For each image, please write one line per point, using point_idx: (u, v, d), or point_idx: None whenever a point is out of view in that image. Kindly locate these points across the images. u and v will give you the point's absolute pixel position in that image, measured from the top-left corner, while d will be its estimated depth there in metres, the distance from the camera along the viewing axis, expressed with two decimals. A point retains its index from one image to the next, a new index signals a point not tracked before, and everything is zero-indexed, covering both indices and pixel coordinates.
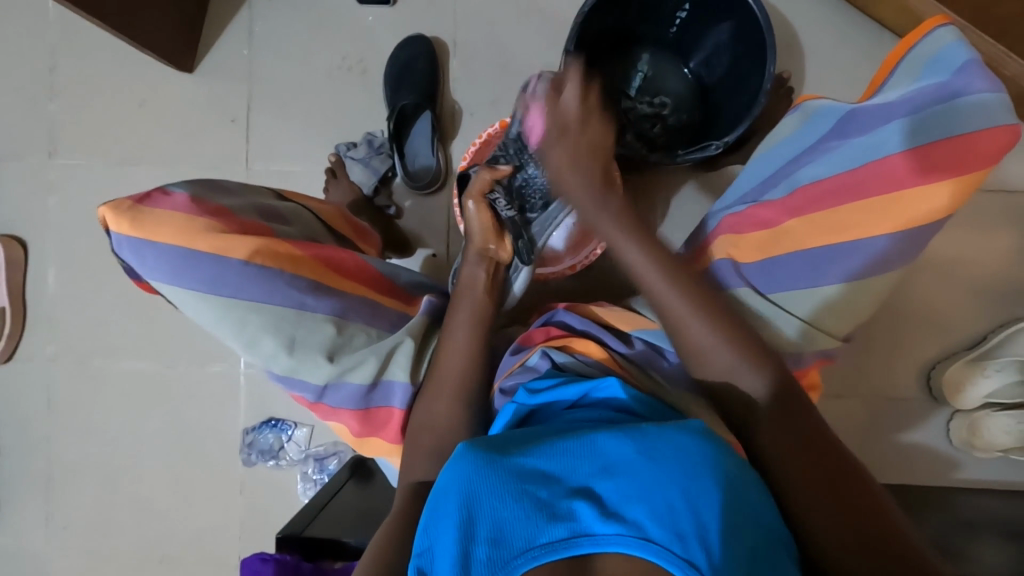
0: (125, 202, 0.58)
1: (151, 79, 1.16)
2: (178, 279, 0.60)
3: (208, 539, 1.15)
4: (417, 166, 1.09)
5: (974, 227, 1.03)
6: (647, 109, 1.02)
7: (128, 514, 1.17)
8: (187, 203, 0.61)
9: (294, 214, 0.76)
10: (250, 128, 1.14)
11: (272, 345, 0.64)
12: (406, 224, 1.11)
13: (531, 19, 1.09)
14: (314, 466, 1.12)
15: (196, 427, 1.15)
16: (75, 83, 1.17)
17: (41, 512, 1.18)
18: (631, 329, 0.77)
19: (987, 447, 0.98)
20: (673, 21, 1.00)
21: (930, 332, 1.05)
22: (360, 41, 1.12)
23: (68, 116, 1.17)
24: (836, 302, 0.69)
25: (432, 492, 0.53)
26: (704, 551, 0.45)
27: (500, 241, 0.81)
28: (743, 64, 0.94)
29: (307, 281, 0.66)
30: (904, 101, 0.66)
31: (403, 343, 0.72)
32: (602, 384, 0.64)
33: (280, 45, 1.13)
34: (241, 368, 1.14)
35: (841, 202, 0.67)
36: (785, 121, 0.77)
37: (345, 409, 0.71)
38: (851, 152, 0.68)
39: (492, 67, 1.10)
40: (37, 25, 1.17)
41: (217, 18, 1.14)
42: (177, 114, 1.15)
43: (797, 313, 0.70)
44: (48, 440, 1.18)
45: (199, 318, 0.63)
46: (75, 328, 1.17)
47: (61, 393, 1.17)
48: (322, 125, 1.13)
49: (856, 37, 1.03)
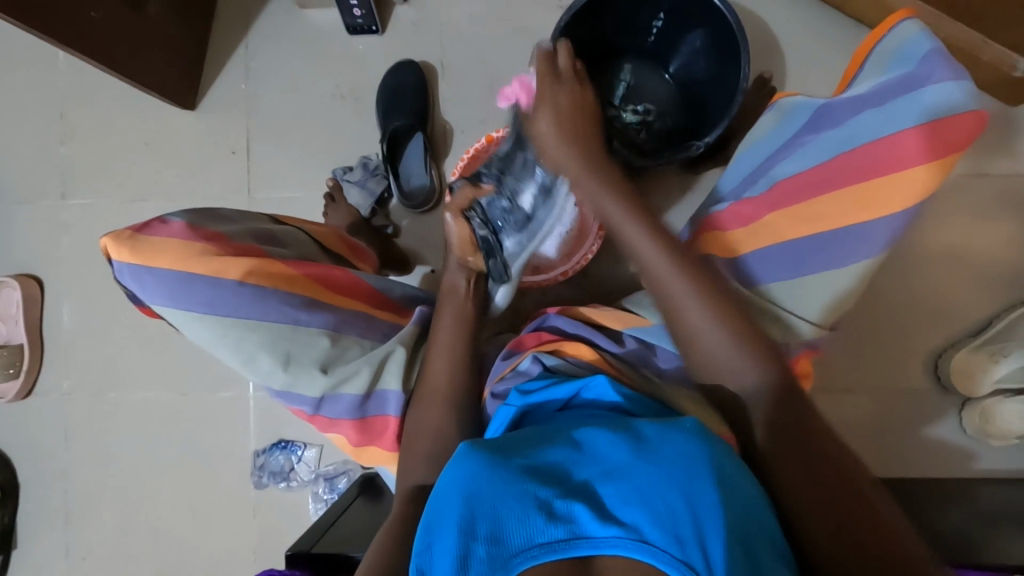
0: (124, 232, 0.61)
1: (156, 118, 1.21)
2: (177, 301, 0.62)
3: (223, 563, 1.16)
4: (411, 186, 1.12)
5: (968, 213, 1.03)
6: (632, 118, 1.04)
7: (146, 541, 1.18)
8: (183, 229, 0.64)
9: (288, 236, 0.79)
10: (251, 159, 1.18)
11: (268, 362, 0.66)
12: (404, 242, 1.14)
13: (514, 38, 1.13)
14: (325, 485, 1.13)
15: (208, 451, 1.17)
16: (84, 126, 1.23)
17: (63, 543, 1.20)
18: (620, 327, 0.78)
19: (1003, 434, 0.97)
20: (650, 31, 1.02)
21: (931, 321, 1.04)
22: (351, 71, 1.17)
23: (79, 158, 1.22)
24: (839, 300, 0.68)
25: (435, 489, 0.55)
26: (703, 557, 0.45)
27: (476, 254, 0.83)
28: (722, 66, 0.96)
29: (301, 297, 0.69)
30: (872, 94, 0.68)
31: (395, 352, 0.75)
32: (591, 383, 0.65)
33: (276, 79, 1.18)
34: (250, 392, 1.16)
35: (820, 193, 0.69)
36: (762, 120, 0.78)
37: (343, 420, 0.72)
38: (826, 145, 0.70)
39: (480, 86, 1.14)
40: (48, 75, 1.23)
41: (215, 57, 1.19)
42: (181, 149, 1.20)
43: (808, 317, 0.69)
44: (68, 473, 1.20)
45: (198, 340, 0.66)
46: (91, 361, 1.20)
47: (78, 425, 1.20)
48: (318, 152, 1.17)
49: (833, 34, 1.05)
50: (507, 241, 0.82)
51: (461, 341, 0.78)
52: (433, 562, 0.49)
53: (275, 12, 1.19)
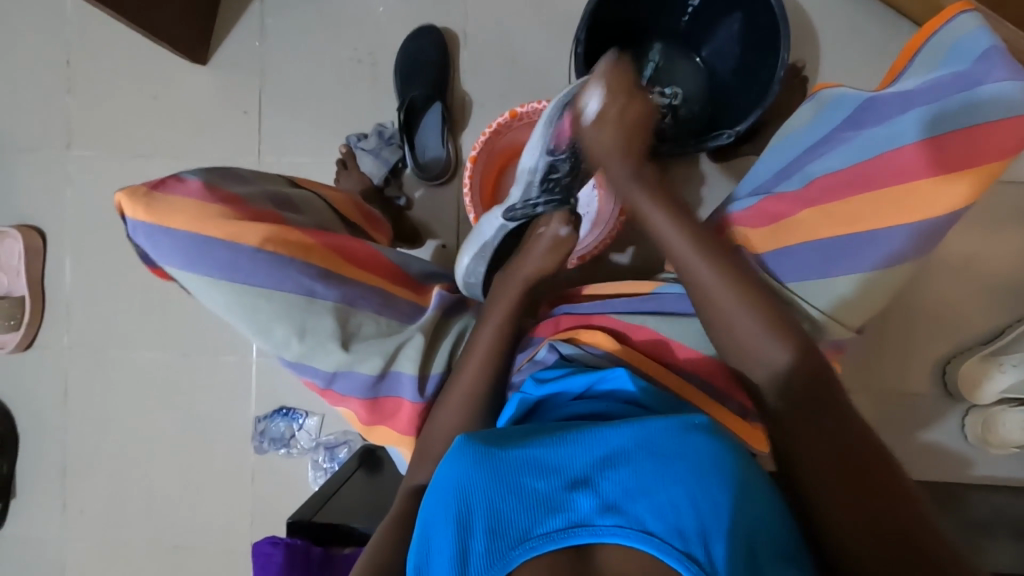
0: (139, 188, 0.60)
1: (164, 71, 1.17)
2: (190, 264, 0.61)
3: (220, 523, 1.17)
4: (426, 158, 1.09)
5: (991, 220, 1.01)
6: (659, 101, 1.00)
7: (144, 498, 1.19)
8: (199, 189, 0.62)
9: (305, 203, 0.77)
10: (262, 120, 1.15)
11: (282, 331, 0.65)
12: (416, 215, 1.11)
13: (539, 9, 1.09)
14: (325, 454, 1.13)
15: (209, 414, 1.17)
16: (89, 75, 1.18)
17: (61, 494, 1.21)
18: (652, 288, 0.76)
19: (1002, 444, 0.96)
20: (684, 11, 0.98)
21: (943, 327, 1.03)
22: (368, 33, 1.12)
23: (83, 109, 1.18)
24: (852, 299, 0.68)
25: (432, 482, 0.54)
26: (703, 548, 0.45)
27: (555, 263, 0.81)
28: (756, 52, 0.92)
29: (318, 269, 0.67)
30: (922, 91, 0.66)
31: (414, 339, 0.73)
32: (609, 374, 0.64)
33: (290, 38, 1.14)
34: (253, 358, 1.15)
35: (854, 193, 0.66)
36: (800, 110, 0.77)
37: (354, 397, 0.71)
38: (866, 141, 0.67)
39: (503, 58, 1.10)
40: (53, 19, 1.18)
41: (228, 10, 1.15)
42: (189, 105, 1.16)
43: (818, 306, 0.69)
44: (67, 426, 1.20)
45: (211, 304, 0.65)
46: (93, 317, 1.19)
47: (79, 380, 1.20)
48: (332, 117, 1.14)
49: (871, 26, 1.01)
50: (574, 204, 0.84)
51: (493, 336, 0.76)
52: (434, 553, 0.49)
53: None
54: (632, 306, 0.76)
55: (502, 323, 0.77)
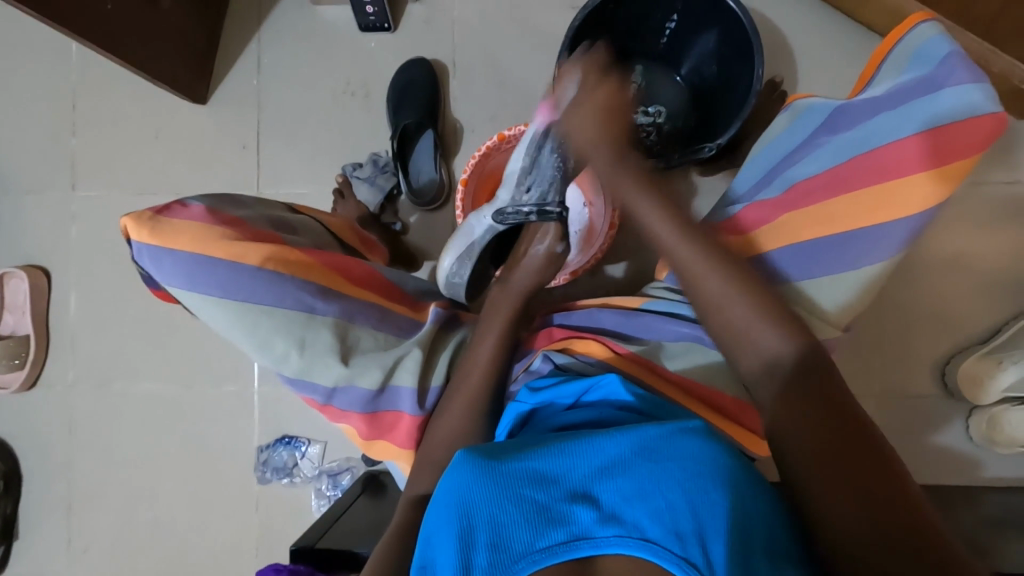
0: (144, 213, 0.62)
1: (165, 112, 1.21)
2: (193, 284, 0.63)
3: (224, 556, 1.15)
4: (420, 183, 1.12)
5: (977, 219, 1.03)
6: (645, 119, 1.02)
7: (147, 534, 1.18)
8: (202, 212, 0.64)
9: (304, 226, 0.80)
10: (260, 153, 1.18)
11: (282, 346, 0.66)
12: (412, 239, 1.14)
13: (523, 38, 1.13)
14: (328, 482, 1.12)
15: (212, 444, 1.17)
16: (93, 117, 1.23)
17: (64, 533, 1.20)
18: (640, 304, 0.79)
19: (1008, 442, 0.96)
20: (662, 32, 1.02)
21: (939, 329, 1.04)
22: (361, 67, 1.17)
23: (88, 151, 1.22)
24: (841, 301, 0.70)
25: (432, 500, 0.54)
26: (703, 553, 0.44)
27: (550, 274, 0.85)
28: (734, 66, 0.96)
29: (316, 286, 0.69)
30: (889, 96, 0.69)
31: (412, 352, 0.74)
32: (601, 381, 0.65)
33: (285, 75, 1.19)
34: (255, 386, 1.16)
35: (832, 196, 0.69)
36: (777, 119, 0.78)
37: (354, 411, 0.72)
38: (841, 146, 0.71)
39: (490, 85, 1.14)
40: (60, 67, 1.24)
41: (226, 52, 1.20)
42: (190, 142, 1.20)
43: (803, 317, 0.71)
44: (71, 464, 1.20)
45: (213, 324, 0.66)
46: (97, 353, 1.20)
47: (83, 417, 1.20)
48: (328, 148, 1.17)
49: (843, 40, 1.05)
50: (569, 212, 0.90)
51: (486, 347, 0.77)
52: (436, 565, 0.49)
53: (287, 8, 1.19)
54: (622, 322, 0.78)
55: (500, 338, 0.78)
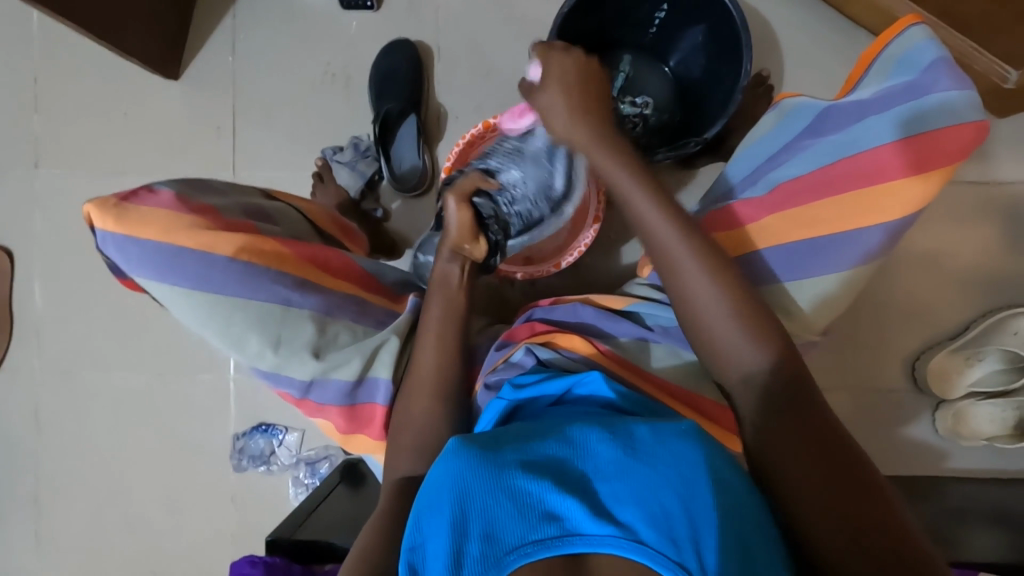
0: (110, 200, 0.59)
1: (135, 88, 1.16)
2: (164, 275, 0.61)
3: (199, 544, 1.14)
4: (402, 170, 1.09)
5: (951, 218, 1.04)
6: (631, 109, 0.98)
7: (119, 522, 1.16)
8: (172, 201, 0.61)
9: (281, 214, 0.77)
10: (236, 135, 1.14)
11: (257, 342, 0.65)
12: (394, 226, 1.12)
13: (510, 23, 1.11)
14: (306, 470, 1.11)
15: (185, 433, 1.15)
16: (57, 91, 1.17)
17: (31, 522, 1.17)
18: (623, 306, 0.79)
19: (973, 436, 0.99)
20: (651, 23, 1.01)
21: (911, 325, 1.06)
22: (341, 46, 1.13)
23: (52, 127, 1.17)
24: (830, 297, 0.71)
25: (423, 487, 0.54)
26: (697, 557, 0.45)
27: (475, 241, 0.78)
28: (720, 62, 0.96)
29: (292, 278, 0.67)
30: (875, 100, 0.69)
31: (389, 341, 0.73)
32: (585, 378, 0.64)
33: (262, 53, 1.14)
34: (230, 374, 1.14)
35: (815, 198, 0.70)
36: (764, 119, 0.77)
37: (331, 406, 0.72)
38: (827, 148, 0.70)
39: (476, 70, 1.11)
40: (20, 37, 1.17)
41: (200, 27, 1.15)
42: (162, 121, 1.16)
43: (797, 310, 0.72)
44: (37, 452, 1.17)
45: (184, 317, 0.64)
46: (64, 338, 1.16)
47: (50, 403, 1.17)
48: (307, 130, 1.14)
49: (830, 35, 1.05)
50: (511, 241, 0.86)
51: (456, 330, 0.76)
52: (427, 553, 0.48)
53: None
54: (603, 321, 0.78)
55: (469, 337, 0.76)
